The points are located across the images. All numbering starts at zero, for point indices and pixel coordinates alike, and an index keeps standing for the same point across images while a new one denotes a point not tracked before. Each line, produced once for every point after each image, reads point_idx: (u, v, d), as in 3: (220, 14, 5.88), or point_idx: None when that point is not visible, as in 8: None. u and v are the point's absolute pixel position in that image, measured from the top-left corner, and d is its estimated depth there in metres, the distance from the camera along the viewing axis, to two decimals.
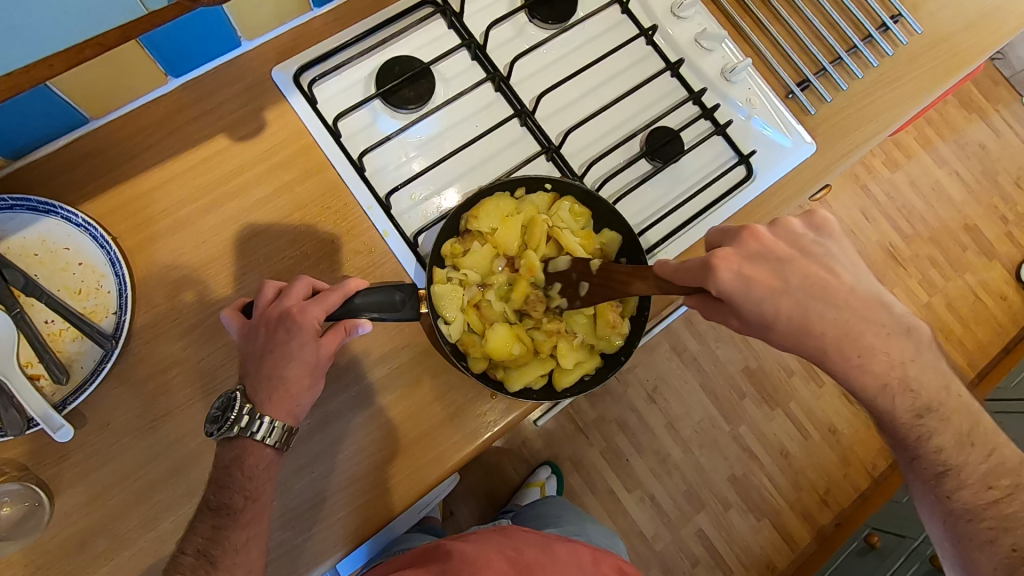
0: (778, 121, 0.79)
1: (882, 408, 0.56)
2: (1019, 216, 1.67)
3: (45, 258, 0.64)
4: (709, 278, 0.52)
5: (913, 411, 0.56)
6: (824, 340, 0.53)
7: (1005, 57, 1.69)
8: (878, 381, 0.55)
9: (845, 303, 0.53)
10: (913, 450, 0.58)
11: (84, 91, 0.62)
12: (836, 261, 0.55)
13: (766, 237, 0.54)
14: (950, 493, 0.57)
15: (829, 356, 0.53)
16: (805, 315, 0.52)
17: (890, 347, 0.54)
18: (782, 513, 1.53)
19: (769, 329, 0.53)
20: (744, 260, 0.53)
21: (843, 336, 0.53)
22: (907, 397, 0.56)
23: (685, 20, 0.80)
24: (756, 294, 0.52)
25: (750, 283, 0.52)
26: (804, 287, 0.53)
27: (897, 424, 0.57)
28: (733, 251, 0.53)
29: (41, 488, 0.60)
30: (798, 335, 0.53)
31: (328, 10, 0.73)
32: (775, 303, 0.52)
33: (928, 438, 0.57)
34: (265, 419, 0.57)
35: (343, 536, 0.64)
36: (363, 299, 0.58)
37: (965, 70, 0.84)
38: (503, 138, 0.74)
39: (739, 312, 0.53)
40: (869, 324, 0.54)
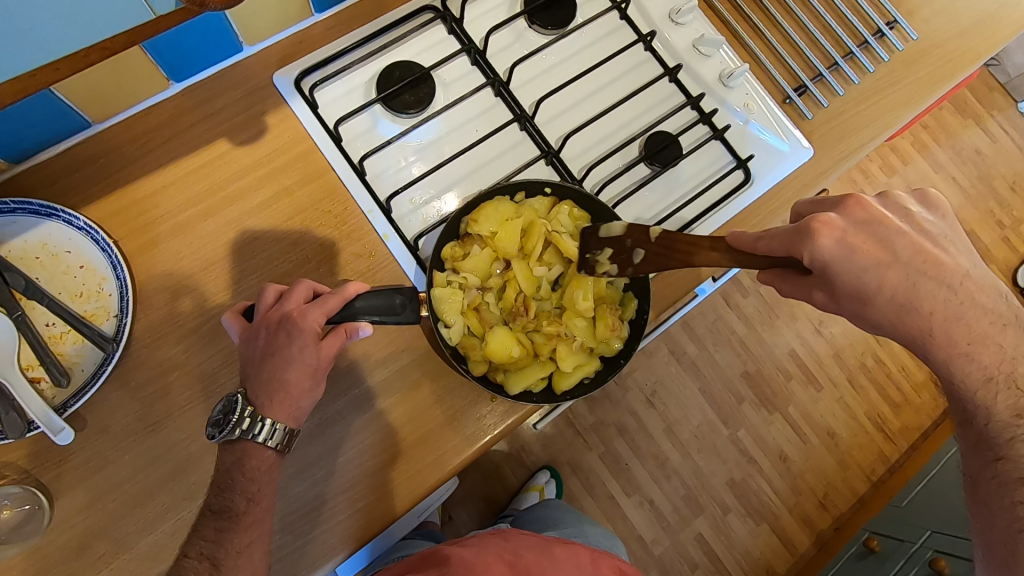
0: (775, 126, 0.80)
1: (984, 405, 0.57)
2: (1016, 220, 1.68)
3: (46, 262, 0.64)
4: (810, 241, 0.52)
5: (1010, 413, 0.57)
6: (931, 321, 0.53)
7: (1000, 63, 1.71)
8: (958, 364, 0.55)
9: (960, 285, 0.54)
10: (998, 452, 0.58)
11: (87, 95, 0.63)
12: (955, 245, 0.56)
13: (873, 207, 0.55)
14: (1023, 498, 0.56)
15: (935, 340, 0.55)
16: (909, 289, 0.53)
17: (1002, 336, 0.56)
18: (781, 517, 1.53)
19: (865, 305, 0.54)
20: (848, 228, 0.53)
21: (943, 317, 0.54)
22: (1006, 392, 0.56)
23: (683, 26, 0.80)
24: (858, 262, 0.52)
25: (852, 250, 0.52)
26: (908, 259, 0.53)
27: (991, 423, 0.58)
28: (836, 216, 0.53)
29: (41, 491, 0.60)
30: (901, 312, 0.54)
31: (329, 15, 0.74)
32: (880, 274, 0.53)
33: (1022, 442, 0.57)
34: (267, 421, 0.57)
35: (343, 540, 0.64)
36: (363, 302, 0.58)
37: (959, 76, 0.85)
38: (503, 142, 0.74)
39: (838, 284, 0.53)
40: (978, 307, 0.55)
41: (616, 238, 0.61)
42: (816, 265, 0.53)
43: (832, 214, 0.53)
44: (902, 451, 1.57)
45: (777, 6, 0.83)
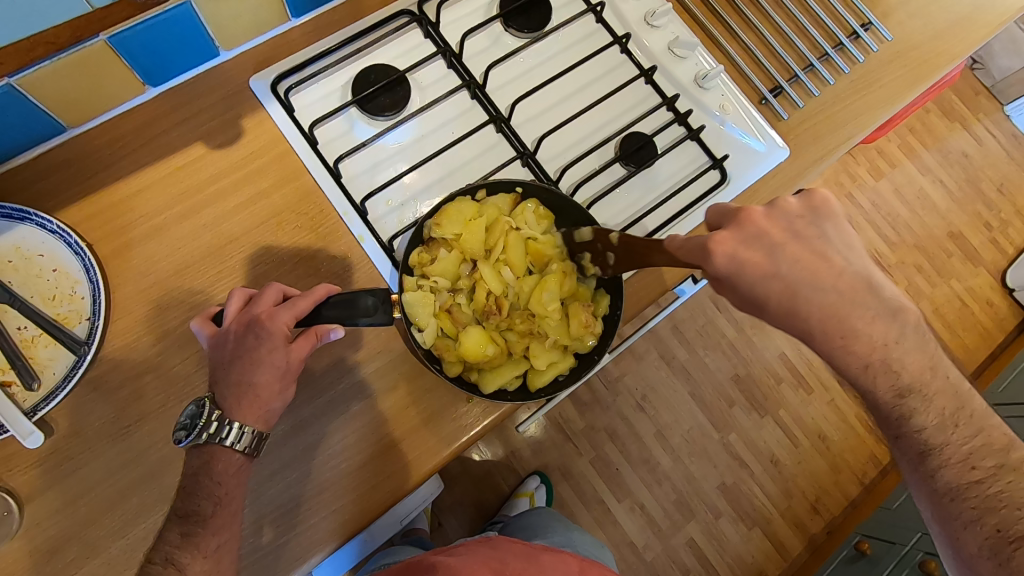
0: (751, 127, 0.80)
1: (863, 389, 0.55)
2: (1004, 222, 1.69)
3: (19, 265, 0.64)
4: (706, 261, 0.50)
5: (892, 390, 0.54)
6: (811, 323, 0.51)
7: (985, 67, 1.72)
8: (859, 361, 0.53)
9: (835, 285, 0.51)
10: (896, 429, 0.56)
11: (62, 99, 0.63)
12: (830, 244, 0.52)
13: (763, 218, 0.52)
14: (933, 473, 0.55)
15: (815, 337, 0.52)
16: (796, 300, 0.51)
17: (875, 330, 0.52)
18: (773, 521, 1.52)
19: (758, 311, 0.52)
20: (740, 243, 0.51)
21: (831, 319, 0.51)
22: (888, 376, 0.54)
23: (658, 28, 0.81)
24: (747, 278, 0.50)
25: (745, 265, 0.50)
26: (793, 272, 0.51)
27: (879, 404, 0.55)
28: (729, 233, 0.51)
29: (11, 495, 0.59)
30: (786, 317, 0.51)
31: (306, 21, 0.75)
32: (767, 285, 0.51)
33: (912, 416, 0.55)
34: (235, 424, 0.57)
35: (318, 543, 0.63)
36: (369, 301, 0.59)
37: (935, 77, 0.86)
38: (479, 144, 0.75)
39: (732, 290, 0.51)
40: (858, 308, 0.52)
41: (589, 242, 0.63)
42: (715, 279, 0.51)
43: (726, 230, 0.51)
44: (894, 453, 1.57)
45: (752, 9, 0.84)
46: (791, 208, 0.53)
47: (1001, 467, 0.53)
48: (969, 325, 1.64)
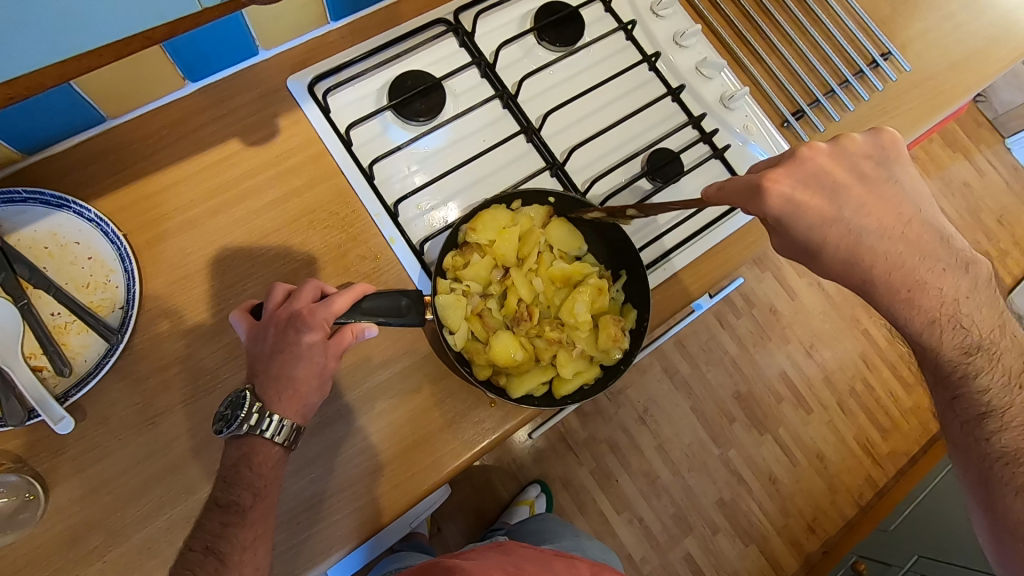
0: (774, 148, 0.82)
1: (928, 345, 0.59)
2: (1003, 252, 1.72)
3: (55, 252, 0.64)
4: (758, 200, 0.54)
5: (959, 351, 0.59)
6: (874, 273, 0.55)
7: (988, 99, 1.76)
8: (926, 314, 0.57)
9: (901, 234, 0.55)
10: (958, 390, 0.60)
11: (105, 92, 0.64)
12: (894, 188, 0.56)
13: (824, 160, 0.56)
14: (990, 436, 0.59)
15: (877, 288, 0.56)
16: (857, 247, 0.55)
17: (942, 283, 0.57)
18: (770, 539, 1.53)
19: (816, 257, 0.56)
20: (798, 185, 0.54)
21: (896, 272, 0.56)
22: (958, 329, 0.58)
23: (686, 48, 0.83)
24: (805, 222, 0.54)
25: (804, 207, 0.54)
26: (855, 217, 0.55)
27: (944, 361, 0.59)
28: (786, 173, 0.55)
29: (38, 480, 0.60)
30: (846, 265, 0.56)
31: (342, 25, 0.76)
32: (825, 231, 0.55)
33: (974, 376, 0.59)
34: (275, 417, 0.58)
35: (338, 540, 0.64)
36: (369, 303, 0.59)
37: (949, 107, 0.88)
38: (510, 153, 0.76)
39: (787, 235, 0.55)
40: (921, 258, 0.56)
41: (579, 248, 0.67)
42: (770, 222, 0.55)
43: (784, 170, 0.55)
44: (891, 476, 1.58)
45: (776, 34, 0.87)
46: (856, 149, 0.57)
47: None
48: None
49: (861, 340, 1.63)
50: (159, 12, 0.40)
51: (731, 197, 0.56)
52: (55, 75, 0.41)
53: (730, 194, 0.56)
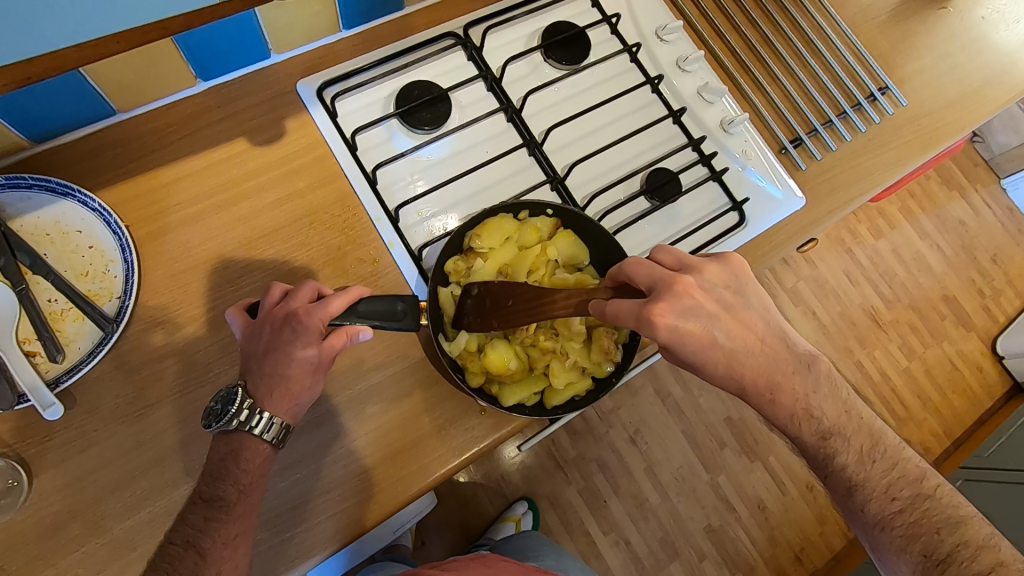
0: (772, 174, 0.84)
1: (791, 434, 0.63)
2: (997, 290, 1.74)
3: (56, 239, 0.65)
4: (648, 331, 0.58)
5: (812, 439, 0.61)
6: (744, 384, 0.61)
7: (984, 140, 1.79)
8: (785, 410, 0.61)
9: (760, 348, 0.61)
10: (825, 470, 0.61)
11: (117, 84, 0.65)
12: (752, 312, 0.62)
13: (699, 291, 0.59)
14: (861, 507, 0.59)
15: (747, 394, 0.62)
16: (732, 366, 0.60)
17: (794, 382, 0.61)
18: (756, 568, 1.51)
19: (700, 371, 0.61)
20: (681, 317, 0.58)
21: (763, 380, 0.61)
22: (812, 421, 0.61)
23: (689, 73, 0.85)
24: (687, 347, 0.59)
25: (686, 336, 0.58)
26: (728, 342, 0.60)
27: (808, 448, 0.62)
28: (667, 305, 0.58)
29: (23, 466, 0.59)
30: (725, 377, 0.61)
31: (354, 33, 0.78)
32: (709, 353, 0.59)
33: (835, 457, 0.61)
34: (265, 414, 0.58)
35: (321, 541, 0.63)
36: (364, 306, 0.60)
37: (943, 143, 0.90)
38: (512, 165, 0.77)
39: (676, 355, 0.60)
40: (778, 366, 0.61)
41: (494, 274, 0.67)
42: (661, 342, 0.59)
43: (665, 304, 0.58)
44: None
45: (776, 64, 0.89)
46: (715, 278, 0.62)
47: (917, 496, 0.58)
48: (958, 388, 1.68)
49: (853, 371, 1.64)
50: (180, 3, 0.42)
51: (625, 320, 0.58)
52: (72, 58, 0.42)
53: (624, 318, 0.58)
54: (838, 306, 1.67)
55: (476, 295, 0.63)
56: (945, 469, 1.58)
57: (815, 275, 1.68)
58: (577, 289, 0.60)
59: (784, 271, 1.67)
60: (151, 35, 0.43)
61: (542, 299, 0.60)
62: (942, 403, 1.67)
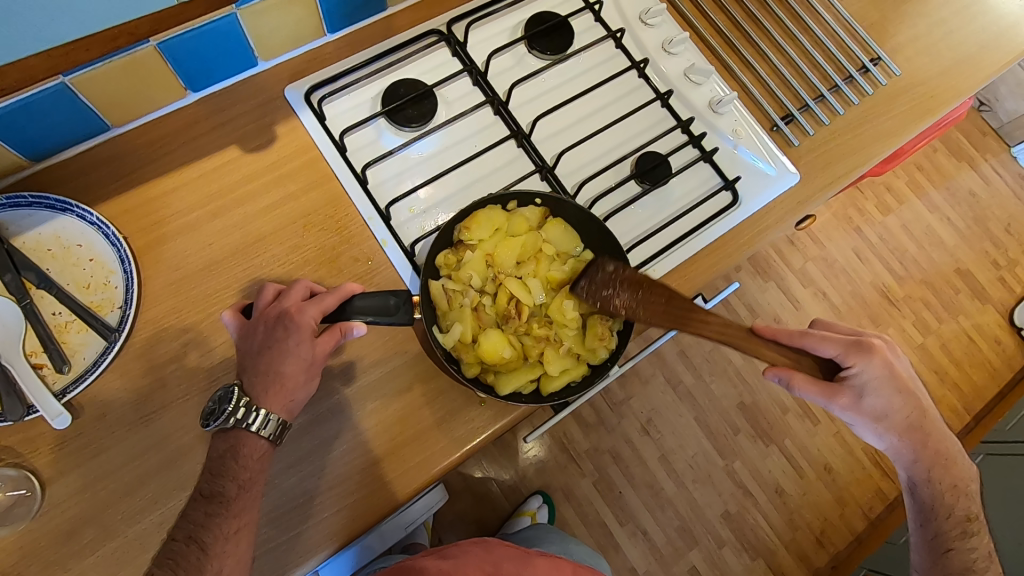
0: (763, 151, 0.83)
1: (942, 508, 0.71)
2: (1012, 261, 1.70)
3: (57, 254, 0.67)
4: (868, 357, 0.66)
5: (958, 517, 0.70)
6: (923, 445, 0.69)
7: (992, 108, 1.76)
8: (950, 478, 0.70)
9: (942, 429, 0.71)
10: (949, 543, 0.71)
11: (108, 101, 0.66)
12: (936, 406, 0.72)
13: (906, 361, 0.70)
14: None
15: (921, 455, 0.69)
16: (920, 420, 0.68)
17: (959, 468, 0.71)
18: (777, 553, 1.50)
19: (888, 419, 0.67)
20: (890, 359, 0.67)
21: (937, 449, 0.69)
22: (960, 499, 0.71)
23: (675, 55, 0.85)
24: (895, 387, 0.66)
25: (892, 377, 0.66)
26: (927, 402, 0.69)
27: (947, 519, 0.71)
28: (889, 352, 0.68)
29: (35, 475, 0.61)
30: (908, 430, 0.68)
31: (339, 37, 0.79)
32: (904, 403, 0.67)
33: (967, 535, 0.70)
34: (262, 411, 0.59)
35: (327, 538, 0.64)
36: (359, 302, 0.62)
37: (941, 111, 0.89)
38: (500, 157, 0.78)
39: (867, 391, 0.66)
40: (953, 449, 0.71)
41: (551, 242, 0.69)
42: (856, 377, 0.66)
43: (883, 344, 0.67)
44: None
45: (765, 42, 0.88)
46: None
47: None
48: (977, 363, 1.65)
49: None
50: (140, 7, 0.48)
51: (834, 348, 0.67)
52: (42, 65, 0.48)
53: (789, 334, 0.67)
54: (849, 285, 1.65)
55: (611, 271, 0.62)
56: (966, 444, 1.55)
57: (824, 256, 1.66)
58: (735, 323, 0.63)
59: (792, 253, 1.66)
60: (119, 41, 0.50)
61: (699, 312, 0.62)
62: (960, 379, 1.64)
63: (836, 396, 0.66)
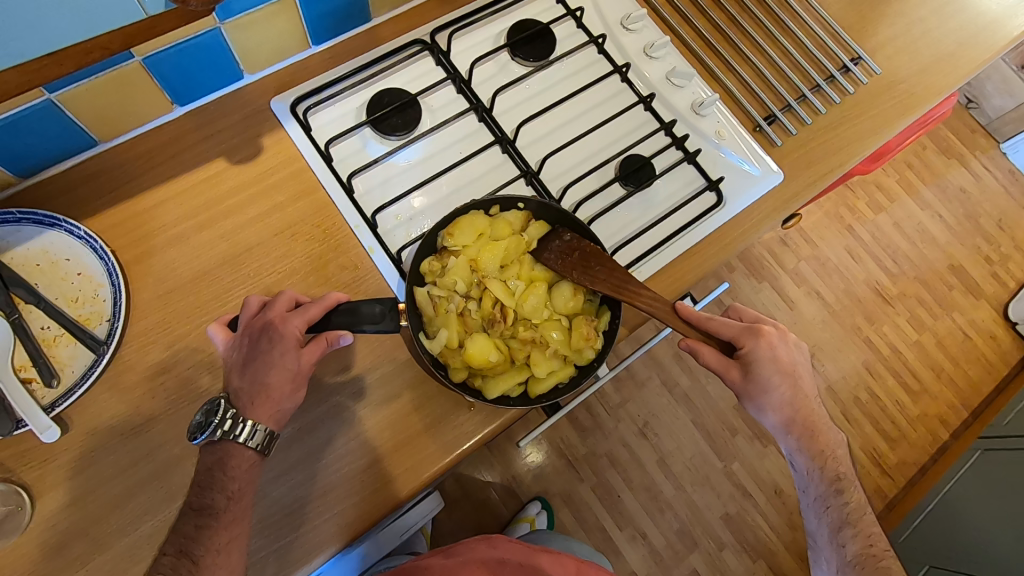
0: (746, 152, 0.84)
1: (814, 472, 0.68)
2: (1004, 256, 1.71)
3: (46, 269, 0.67)
4: (751, 338, 0.67)
5: (831, 478, 0.68)
6: (790, 412, 0.68)
7: (979, 105, 1.78)
8: (820, 445, 0.68)
9: (816, 400, 0.70)
10: (826, 502, 0.68)
11: (94, 116, 0.67)
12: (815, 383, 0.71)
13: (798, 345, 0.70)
14: (843, 543, 0.66)
15: (789, 423, 0.68)
16: (795, 393, 0.67)
17: (830, 430, 0.69)
18: (778, 553, 1.49)
19: (762, 390, 0.67)
20: (777, 343, 0.67)
21: (807, 416, 0.68)
22: (833, 461, 0.68)
23: (657, 59, 0.86)
24: (771, 366, 0.66)
25: (775, 359, 0.66)
26: (803, 376, 0.68)
27: (822, 481, 0.68)
28: (775, 333, 0.68)
29: (25, 489, 0.61)
30: (783, 401, 0.67)
31: (325, 49, 0.80)
32: (778, 379, 0.66)
33: (843, 492, 0.68)
34: (248, 422, 0.59)
35: (318, 546, 0.64)
36: (365, 308, 0.61)
37: (921, 108, 0.90)
38: (485, 163, 0.78)
39: (751, 369, 0.66)
40: (823, 417, 0.69)
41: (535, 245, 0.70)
42: (746, 358, 0.67)
43: (770, 327, 0.68)
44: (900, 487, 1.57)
45: (746, 44, 0.89)
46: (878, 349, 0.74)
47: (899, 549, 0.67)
48: (973, 358, 1.65)
49: (862, 348, 1.62)
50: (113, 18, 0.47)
51: (729, 331, 0.68)
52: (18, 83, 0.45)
53: (698, 317, 0.65)
54: (842, 283, 1.66)
55: (566, 241, 0.68)
56: (964, 440, 1.55)
57: (816, 255, 1.67)
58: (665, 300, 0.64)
59: (784, 253, 1.67)
60: (93, 55, 0.47)
61: (630, 286, 0.63)
62: (957, 375, 1.64)
63: (728, 371, 0.68)
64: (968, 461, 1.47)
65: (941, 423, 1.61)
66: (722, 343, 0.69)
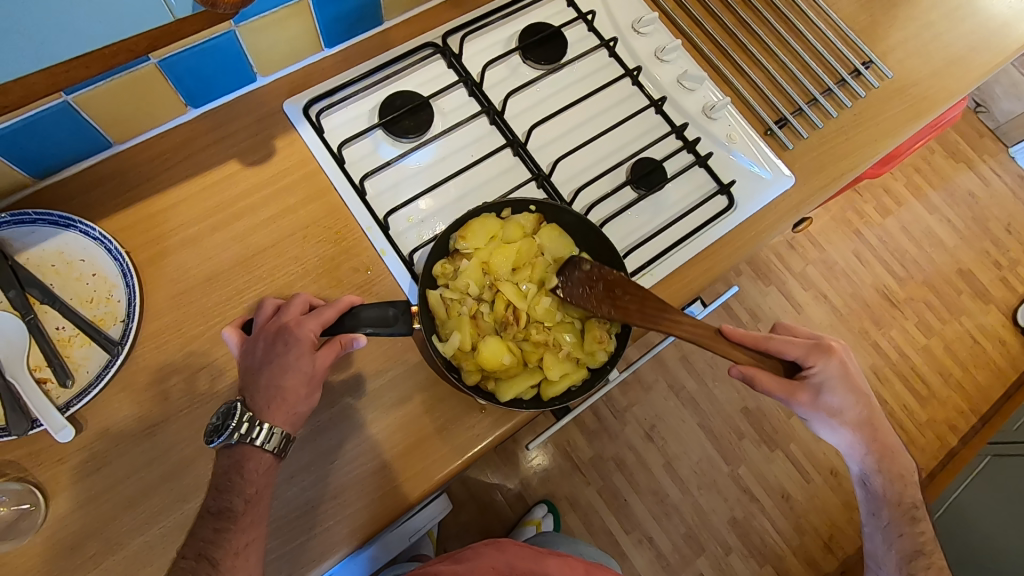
0: (758, 156, 0.84)
1: (889, 499, 0.71)
2: (1014, 261, 1.70)
3: (61, 269, 0.67)
4: (824, 355, 0.66)
5: (907, 504, 0.72)
6: (868, 438, 0.69)
7: (988, 109, 1.77)
8: (896, 468, 0.71)
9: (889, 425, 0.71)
10: (900, 529, 0.72)
11: (110, 118, 0.67)
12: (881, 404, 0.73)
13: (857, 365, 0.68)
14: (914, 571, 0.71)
15: (865, 448, 0.69)
16: (869, 416, 0.68)
17: (903, 457, 0.72)
18: (785, 558, 1.49)
19: (838, 412, 0.67)
20: (848, 361, 0.67)
21: (882, 442, 0.70)
22: (907, 488, 0.72)
23: (668, 63, 0.86)
24: (847, 386, 0.66)
25: (847, 377, 0.66)
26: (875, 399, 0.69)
27: (897, 508, 0.72)
28: (845, 351, 0.68)
29: (39, 488, 0.61)
30: (859, 424, 0.68)
31: (336, 52, 0.80)
32: (853, 400, 0.67)
33: (917, 520, 0.72)
34: (265, 425, 0.59)
35: (330, 548, 0.64)
36: (368, 313, 0.63)
37: (932, 111, 0.89)
38: (497, 165, 0.78)
39: (823, 389, 0.66)
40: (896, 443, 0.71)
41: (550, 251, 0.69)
42: (816, 378, 0.65)
43: (841, 345, 0.68)
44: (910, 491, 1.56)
45: (757, 48, 0.89)
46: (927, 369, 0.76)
47: None
48: (982, 363, 1.64)
49: (870, 353, 1.62)
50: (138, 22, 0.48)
51: (795, 350, 0.66)
52: (47, 84, 0.45)
53: (755, 339, 0.64)
54: (849, 287, 1.65)
55: (586, 270, 0.65)
56: (973, 446, 1.54)
57: (823, 258, 1.67)
58: (708, 325, 0.60)
59: (792, 256, 1.66)
60: (119, 58, 0.47)
61: (668, 314, 0.60)
62: (966, 380, 1.63)
63: (793, 393, 0.66)
64: (976, 467, 1.46)
65: (949, 429, 1.60)
66: (783, 364, 0.67)
